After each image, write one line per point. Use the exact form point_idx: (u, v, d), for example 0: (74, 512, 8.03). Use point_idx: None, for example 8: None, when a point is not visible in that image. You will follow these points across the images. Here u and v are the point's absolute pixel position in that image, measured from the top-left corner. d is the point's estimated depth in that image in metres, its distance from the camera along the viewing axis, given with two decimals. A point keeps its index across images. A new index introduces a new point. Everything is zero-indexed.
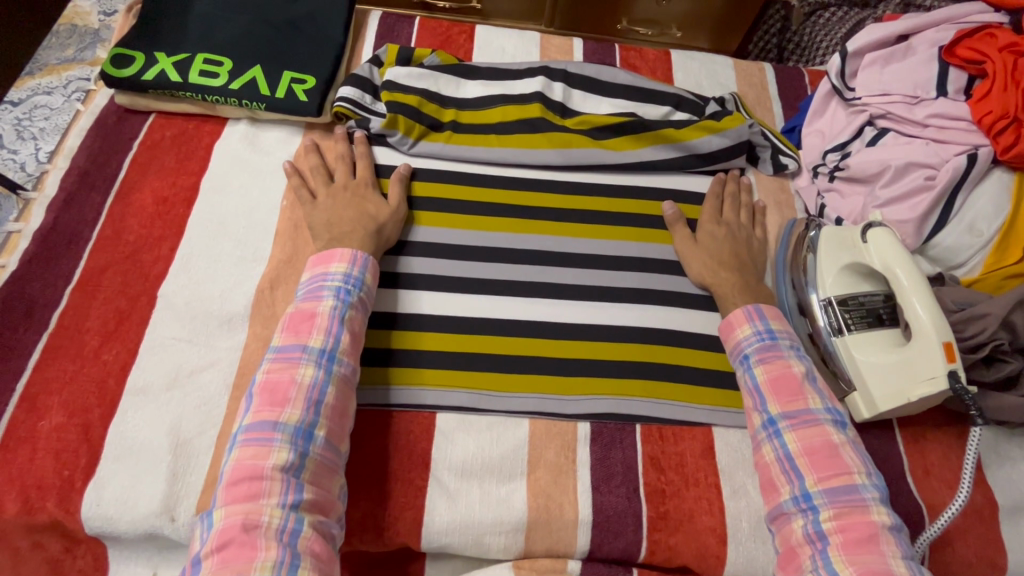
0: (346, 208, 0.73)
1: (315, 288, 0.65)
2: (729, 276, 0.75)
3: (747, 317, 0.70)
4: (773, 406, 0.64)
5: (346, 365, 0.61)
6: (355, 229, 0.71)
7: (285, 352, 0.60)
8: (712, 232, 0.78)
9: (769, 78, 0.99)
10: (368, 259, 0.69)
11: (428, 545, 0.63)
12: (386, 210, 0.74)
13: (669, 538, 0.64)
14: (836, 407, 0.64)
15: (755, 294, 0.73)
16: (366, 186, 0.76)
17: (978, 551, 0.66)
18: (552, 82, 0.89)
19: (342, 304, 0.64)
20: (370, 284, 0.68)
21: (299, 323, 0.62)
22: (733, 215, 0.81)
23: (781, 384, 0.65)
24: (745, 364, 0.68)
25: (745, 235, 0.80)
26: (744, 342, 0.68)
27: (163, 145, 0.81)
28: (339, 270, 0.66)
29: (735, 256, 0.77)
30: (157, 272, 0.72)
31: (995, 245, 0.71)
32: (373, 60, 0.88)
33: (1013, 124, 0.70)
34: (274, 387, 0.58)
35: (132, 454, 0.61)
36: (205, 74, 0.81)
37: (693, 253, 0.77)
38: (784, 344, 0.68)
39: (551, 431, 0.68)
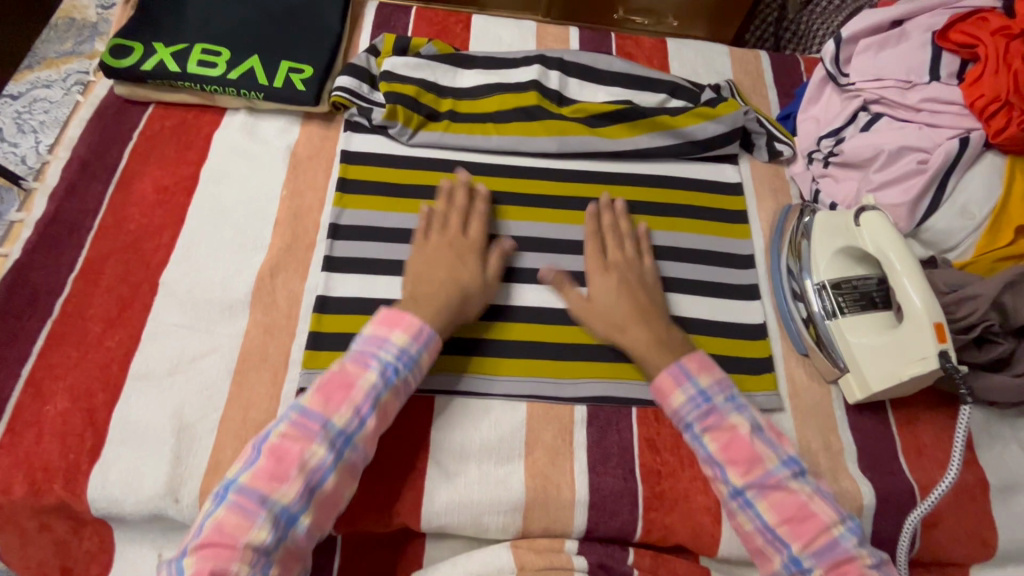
0: (440, 267, 0.70)
1: (366, 353, 0.62)
2: (640, 331, 0.69)
3: (676, 380, 0.65)
4: (732, 476, 0.61)
5: (360, 451, 0.59)
6: (437, 294, 0.67)
7: (306, 421, 0.57)
8: (605, 284, 0.72)
9: (765, 65, 1.00)
10: (431, 336, 0.64)
11: (428, 526, 0.64)
12: (477, 282, 0.70)
13: (665, 517, 0.65)
14: (791, 456, 0.62)
15: (669, 344, 0.68)
16: (472, 249, 0.72)
17: (967, 529, 0.67)
18: (548, 70, 0.89)
19: (383, 382, 0.61)
20: (424, 364, 0.64)
21: (333, 390, 0.59)
22: (615, 251, 0.75)
23: (734, 452, 0.61)
24: (690, 434, 0.64)
25: (638, 270, 0.74)
26: (682, 410, 0.64)
27: (162, 136, 0.81)
28: (397, 342, 0.62)
29: (637, 303, 0.70)
30: (159, 260, 0.73)
31: (987, 227, 0.71)
32: (371, 49, 0.89)
33: (1005, 108, 0.70)
34: (281, 456, 0.55)
35: (137, 437, 0.63)
36: (204, 64, 0.81)
37: (592, 315, 0.71)
38: (721, 402, 0.64)
39: (549, 413, 0.69)
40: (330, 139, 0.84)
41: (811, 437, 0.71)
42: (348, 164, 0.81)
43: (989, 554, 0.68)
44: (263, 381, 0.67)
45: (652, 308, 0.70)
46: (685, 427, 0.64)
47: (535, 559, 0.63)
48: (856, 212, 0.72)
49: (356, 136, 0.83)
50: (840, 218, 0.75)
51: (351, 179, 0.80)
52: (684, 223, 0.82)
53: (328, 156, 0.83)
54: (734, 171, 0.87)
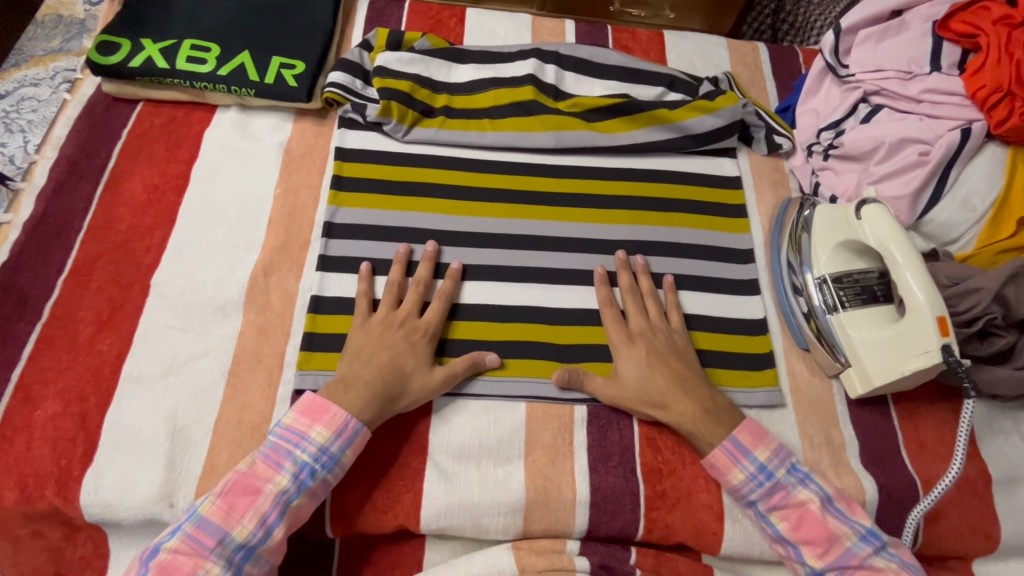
0: (383, 350, 0.65)
1: (280, 452, 0.59)
2: (683, 405, 0.65)
3: (733, 458, 0.63)
4: (809, 556, 0.61)
5: (263, 562, 0.56)
6: (372, 383, 0.63)
7: (201, 535, 0.54)
8: (633, 359, 0.68)
9: (763, 57, 0.99)
10: (358, 433, 0.61)
11: (427, 528, 0.63)
12: (420, 375, 0.65)
13: (667, 515, 0.64)
14: (867, 526, 0.61)
15: (714, 413, 0.65)
16: (421, 335, 0.67)
17: (971, 523, 0.67)
18: (544, 64, 0.88)
19: (295, 488, 0.57)
20: (346, 462, 0.60)
21: (238, 496, 0.56)
22: (636, 319, 0.71)
23: (807, 532, 0.61)
24: (755, 510, 0.63)
25: (667, 336, 0.70)
26: (746, 490, 0.63)
27: (152, 134, 0.80)
28: (316, 441, 0.59)
29: (675, 375, 0.67)
30: (151, 260, 0.71)
31: (989, 219, 0.71)
32: (363, 44, 0.87)
33: (1007, 97, 0.69)
34: (169, 573, 0.53)
35: (130, 441, 0.61)
36: (193, 60, 0.80)
37: (630, 394, 0.66)
38: (784, 477, 0.63)
39: (549, 413, 0.68)
40: (323, 135, 0.83)
41: (812, 433, 0.70)
42: (343, 162, 0.79)
43: (993, 548, 0.68)
44: (258, 383, 0.66)
45: (690, 376, 0.67)
46: (750, 504, 0.64)
47: (536, 560, 0.62)
48: (857, 206, 0.71)
49: (350, 133, 0.82)
50: (841, 211, 0.74)
51: (346, 177, 0.78)
52: (683, 217, 0.81)
53: (322, 154, 0.82)
54: (733, 164, 0.86)
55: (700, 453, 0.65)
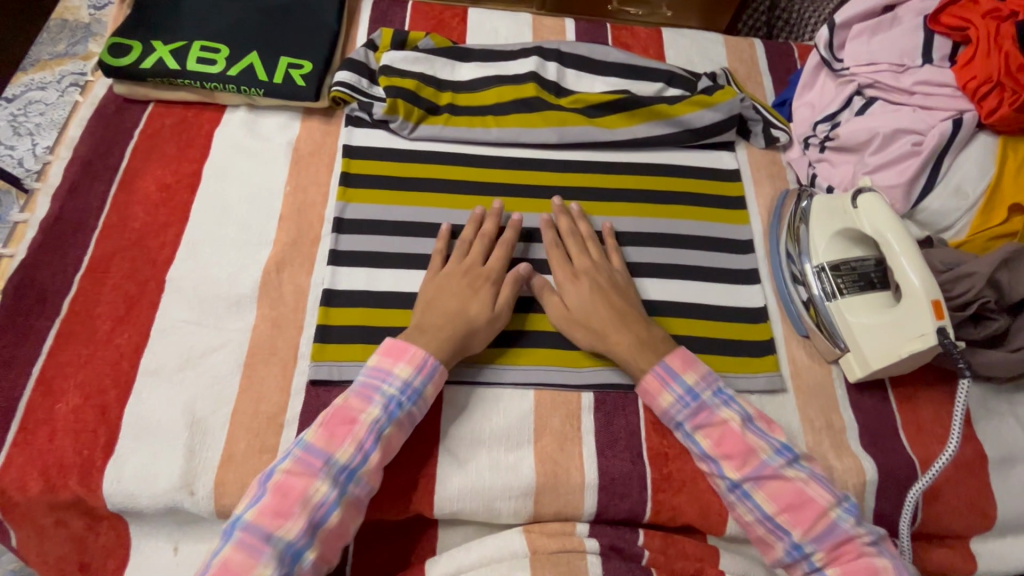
0: (453, 296, 0.69)
1: (370, 386, 0.62)
2: (619, 334, 0.68)
3: (662, 381, 0.66)
4: (727, 469, 0.63)
5: (364, 485, 0.59)
6: (445, 325, 0.66)
7: (309, 457, 0.57)
8: (575, 293, 0.71)
9: (759, 53, 1.01)
10: (436, 368, 0.64)
11: (441, 512, 0.65)
12: (486, 314, 0.68)
13: (673, 498, 0.66)
14: (783, 442, 0.63)
15: (649, 341, 0.68)
16: (486, 279, 0.71)
17: (967, 502, 0.69)
18: (546, 62, 0.90)
19: (386, 416, 0.61)
20: (429, 395, 0.64)
21: (337, 424, 0.59)
22: (578, 257, 0.74)
23: (727, 446, 0.63)
24: (682, 431, 0.66)
25: (608, 274, 0.73)
26: (672, 409, 0.66)
27: (163, 134, 0.82)
28: (401, 375, 0.63)
29: (610, 307, 0.70)
30: (165, 257, 0.73)
31: (980, 207, 0.73)
32: (368, 44, 0.89)
33: (997, 88, 0.71)
34: (285, 492, 0.55)
35: (150, 432, 0.63)
36: (202, 61, 0.81)
37: (570, 323, 0.70)
38: (709, 398, 0.65)
39: (557, 400, 0.70)
40: (331, 134, 0.85)
41: (813, 417, 0.72)
42: (351, 159, 0.81)
43: (989, 525, 0.70)
44: (273, 374, 0.68)
45: (628, 308, 0.70)
46: (677, 426, 0.66)
47: (547, 542, 0.64)
48: (853, 196, 0.74)
49: (357, 131, 0.84)
50: (838, 201, 0.76)
51: (355, 174, 0.80)
52: (683, 209, 0.83)
53: (330, 152, 0.83)
54: (731, 157, 0.88)
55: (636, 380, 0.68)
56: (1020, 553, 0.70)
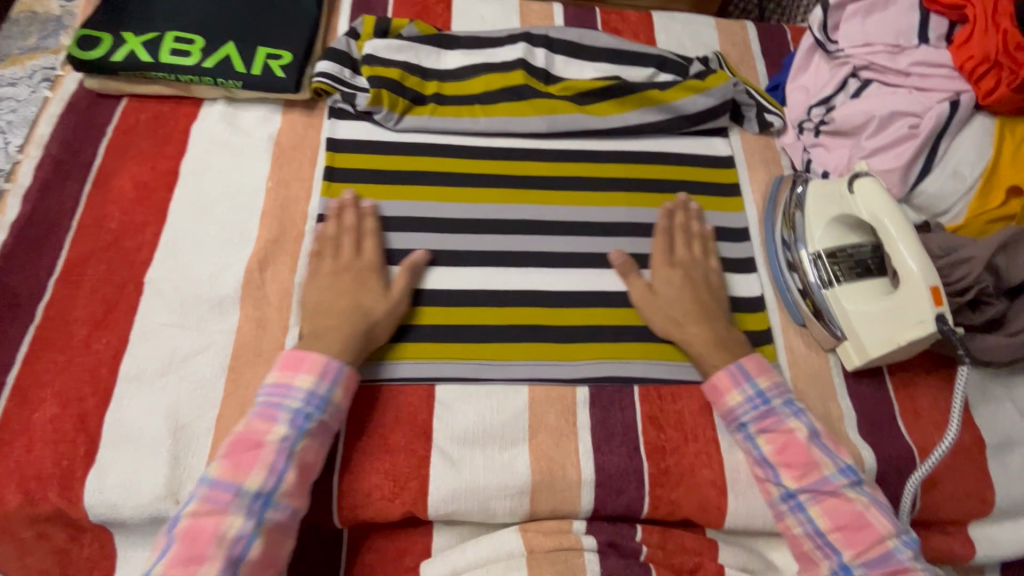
0: (340, 294, 0.67)
1: (272, 404, 0.60)
2: (697, 329, 0.70)
3: (734, 380, 0.67)
4: (787, 478, 0.63)
5: (284, 509, 0.56)
6: (341, 324, 0.65)
7: (215, 494, 0.54)
8: (669, 280, 0.73)
9: (752, 36, 0.98)
10: (341, 368, 0.62)
11: (436, 513, 0.63)
12: (383, 305, 0.67)
13: (671, 492, 0.65)
14: (848, 463, 0.63)
15: (726, 343, 0.69)
16: (369, 270, 0.69)
17: (966, 488, 0.69)
18: (534, 48, 0.88)
19: (295, 432, 0.58)
20: (339, 400, 0.62)
21: (242, 452, 0.57)
22: (677, 249, 0.75)
23: (790, 455, 0.63)
24: (743, 433, 0.66)
25: (704, 271, 0.74)
26: (737, 408, 0.66)
27: (138, 130, 0.79)
28: (303, 386, 0.60)
29: (698, 302, 0.71)
30: (143, 258, 0.70)
31: (978, 190, 0.71)
32: (350, 32, 0.86)
33: (995, 68, 0.70)
34: (196, 535, 0.52)
35: (132, 440, 0.61)
36: (176, 53, 0.78)
37: (654, 307, 0.71)
38: (779, 405, 0.65)
39: (552, 396, 0.68)
40: (313, 126, 0.82)
41: (811, 407, 0.71)
42: (335, 153, 0.79)
43: (988, 511, 0.69)
44: (259, 377, 0.66)
45: (713, 307, 0.72)
46: (739, 427, 0.66)
47: (544, 541, 0.62)
48: (850, 180, 0.72)
49: (340, 123, 0.81)
50: (834, 185, 0.74)
51: (340, 168, 0.78)
52: (677, 198, 0.81)
53: (312, 145, 0.81)
54: (725, 144, 0.87)
55: (702, 374, 0.69)
56: (1018, 537, 0.70)
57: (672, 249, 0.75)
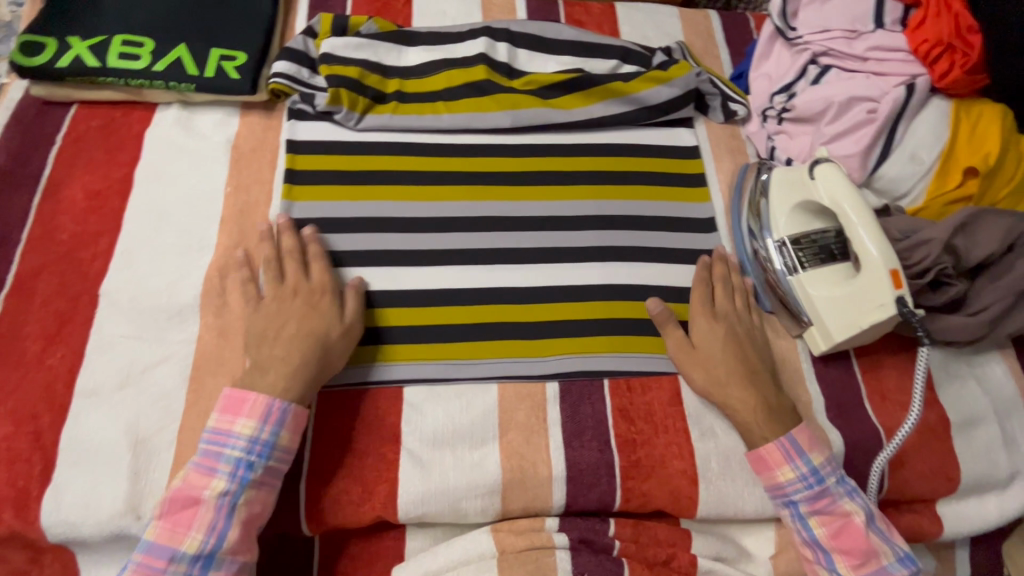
0: (288, 322, 0.64)
1: (212, 455, 0.58)
2: (742, 393, 0.66)
3: (787, 454, 0.64)
4: (841, 565, 0.62)
5: (229, 565, 0.56)
6: (289, 355, 0.62)
7: (150, 560, 0.54)
8: (713, 336, 0.70)
9: (716, 25, 0.98)
10: (286, 410, 0.60)
11: (406, 516, 0.63)
12: (334, 330, 0.65)
13: (643, 484, 0.65)
14: (904, 549, 0.63)
15: (773, 410, 0.66)
16: (319, 293, 0.66)
17: (932, 467, 0.70)
18: (495, 42, 0.86)
19: (235, 486, 0.57)
20: (286, 441, 0.60)
21: (179, 511, 0.56)
22: (721, 304, 0.72)
23: (845, 541, 0.62)
24: (795, 512, 0.64)
25: (746, 327, 0.72)
26: (789, 487, 0.63)
27: (90, 137, 0.76)
28: (243, 434, 0.58)
29: (743, 363, 0.68)
30: (97, 269, 0.69)
31: (936, 171, 0.72)
32: (307, 31, 0.84)
33: (947, 51, 0.71)
34: None
35: (91, 457, 0.60)
36: (126, 57, 0.76)
37: (694, 363, 0.69)
38: (834, 485, 0.63)
39: (521, 393, 0.68)
40: (272, 128, 0.80)
41: None
42: (295, 155, 0.77)
43: (954, 488, 0.70)
44: (221, 386, 0.64)
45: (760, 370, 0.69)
46: (790, 505, 0.64)
47: (515, 540, 0.62)
48: (811, 167, 0.72)
49: (300, 124, 0.80)
50: (798, 172, 0.75)
51: (300, 170, 0.76)
52: (643, 190, 0.81)
53: (272, 147, 0.79)
54: (690, 134, 0.86)
55: (747, 442, 0.66)
56: (985, 513, 0.71)
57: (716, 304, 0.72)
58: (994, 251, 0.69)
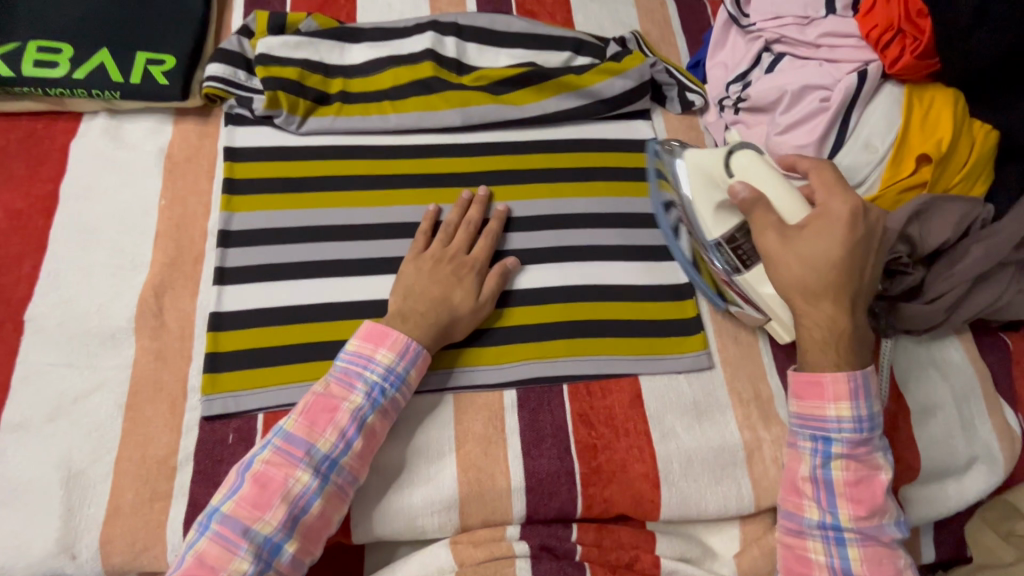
0: (434, 284, 0.66)
1: (351, 373, 0.59)
2: (830, 314, 0.59)
3: (853, 392, 0.59)
4: (844, 511, 0.59)
5: (348, 474, 0.56)
6: (428, 313, 0.64)
7: (290, 447, 0.54)
8: (832, 240, 0.59)
9: (672, 12, 0.96)
10: (419, 353, 0.62)
11: (361, 538, 0.61)
12: (469, 302, 0.66)
13: (604, 490, 0.64)
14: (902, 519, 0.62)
15: (851, 339, 0.60)
16: (470, 266, 0.68)
17: (892, 455, 0.70)
18: (443, 37, 0.83)
19: (369, 404, 0.58)
20: (413, 381, 0.61)
21: (318, 413, 0.57)
22: (853, 211, 0.60)
23: (860, 490, 0.59)
24: (827, 447, 0.60)
25: (876, 249, 0.61)
26: (833, 422, 0.60)
27: (8, 151, 0.71)
28: (383, 362, 0.60)
29: (851, 281, 0.60)
30: (21, 294, 0.64)
31: (889, 159, 0.71)
32: (242, 30, 0.80)
33: (899, 35, 0.69)
34: (263, 484, 0.53)
35: (20, 496, 0.56)
36: (42, 65, 0.71)
37: (797, 266, 0.59)
38: (875, 436, 0.60)
39: (477, 402, 0.67)
40: (208, 135, 0.76)
41: (742, 389, 0.70)
42: (234, 162, 0.73)
43: (915, 475, 0.70)
44: (161, 413, 0.61)
45: (863, 294, 0.61)
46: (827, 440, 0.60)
47: (474, 551, 0.61)
48: (727, 165, 0.67)
49: (239, 130, 0.76)
50: (712, 170, 0.68)
51: (239, 179, 0.73)
52: (599, 186, 0.79)
53: (209, 156, 0.75)
54: (647, 127, 0.85)
55: (804, 363, 0.61)
56: (945, 498, 0.72)
57: (849, 214, 0.60)
58: (948, 238, 0.68)
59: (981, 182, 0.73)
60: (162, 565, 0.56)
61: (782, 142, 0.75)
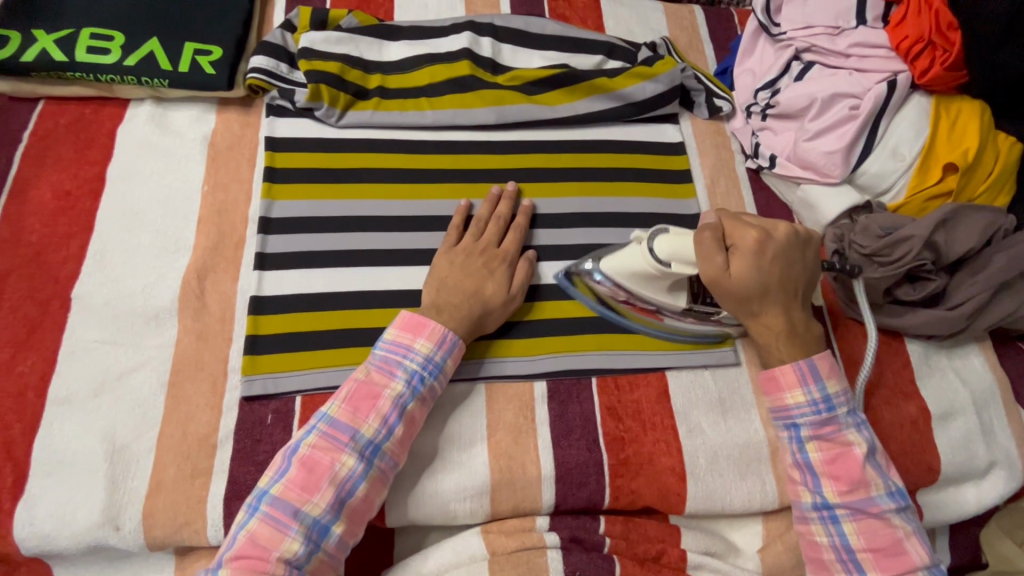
0: (467, 277, 0.67)
1: (391, 361, 0.61)
2: (773, 320, 0.64)
3: (802, 377, 0.62)
4: (828, 489, 0.60)
5: (390, 459, 0.57)
6: (462, 305, 0.65)
7: (335, 432, 0.56)
8: (749, 263, 0.62)
9: (700, 20, 0.98)
10: (455, 343, 0.63)
11: (394, 522, 0.62)
12: (502, 295, 0.67)
13: (632, 482, 0.65)
14: (898, 487, 0.61)
15: (796, 334, 0.64)
16: (503, 260, 0.70)
17: (913, 458, 0.71)
18: (479, 37, 0.85)
19: (410, 392, 0.59)
20: (449, 370, 0.63)
21: (360, 400, 0.58)
22: (756, 237, 0.62)
23: (838, 467, 0.60)
24: (797, 432, 0.62)
25: (797, 254, 0.64)
26: (794, 408, 0.62)
27: (57, 134, 0.74)
28: (422, 351, 0.61)
29: (783, 287, 0.63)
30: (69, 272, 0.66)
31: (915, 168, 0.73)
32: (286, 25, 0.82)
33: (928, 47, 0.71)
34: (310, 467, 0.54)
35: (66, 468, 0.58)
36: (95, 51, 0.74)
37: (728, 291, 0.63)
38: (842, 413, 0.61)
39: (509, 393, 0.68)
40: (250, 125, 0.78)
41: None
42: (275, 152, 0.75)
43: (935, 478, 0.71)
44: (202, 391, 0.63)
45: (798, 289, 0.64)
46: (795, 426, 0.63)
47: (506, 541, 0.62)
48: (654, 256, 0.65)
49: (280, 121, 0.78)
50: (643, 263, 0.66)
51: (280, 168, 0.74)
52: (629, 186, 0.81)
53: (251, 145, 0.77)
54: (675, 130, 0.86)
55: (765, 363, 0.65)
56: (964, 501, 0.73)
57: (759, 236, 0.62)
58: (973, 247, 0.69)
59: (1004, 194, 0.74)
60: (201, 540, 0.57)
61: (811, 148, 0.76)
